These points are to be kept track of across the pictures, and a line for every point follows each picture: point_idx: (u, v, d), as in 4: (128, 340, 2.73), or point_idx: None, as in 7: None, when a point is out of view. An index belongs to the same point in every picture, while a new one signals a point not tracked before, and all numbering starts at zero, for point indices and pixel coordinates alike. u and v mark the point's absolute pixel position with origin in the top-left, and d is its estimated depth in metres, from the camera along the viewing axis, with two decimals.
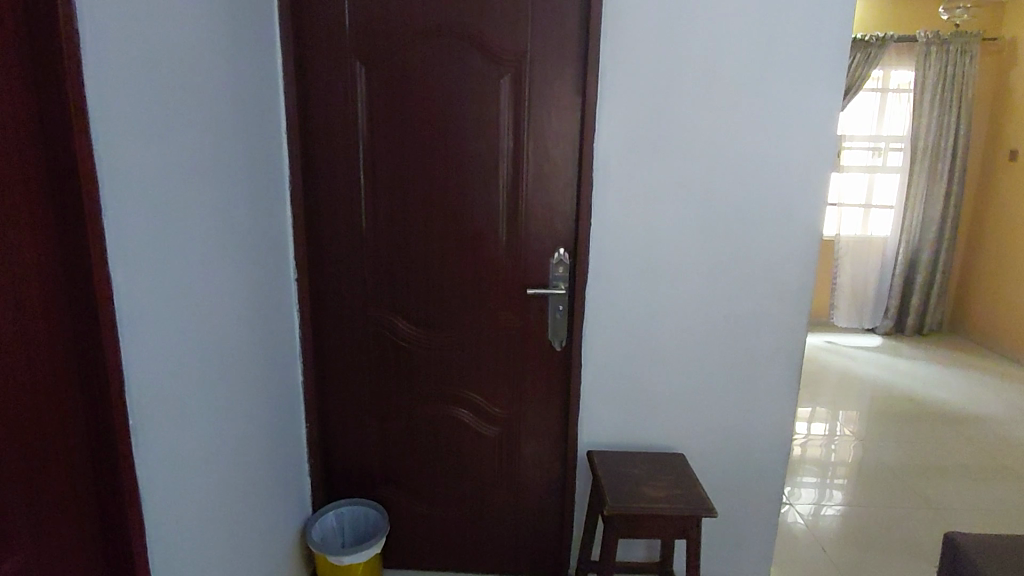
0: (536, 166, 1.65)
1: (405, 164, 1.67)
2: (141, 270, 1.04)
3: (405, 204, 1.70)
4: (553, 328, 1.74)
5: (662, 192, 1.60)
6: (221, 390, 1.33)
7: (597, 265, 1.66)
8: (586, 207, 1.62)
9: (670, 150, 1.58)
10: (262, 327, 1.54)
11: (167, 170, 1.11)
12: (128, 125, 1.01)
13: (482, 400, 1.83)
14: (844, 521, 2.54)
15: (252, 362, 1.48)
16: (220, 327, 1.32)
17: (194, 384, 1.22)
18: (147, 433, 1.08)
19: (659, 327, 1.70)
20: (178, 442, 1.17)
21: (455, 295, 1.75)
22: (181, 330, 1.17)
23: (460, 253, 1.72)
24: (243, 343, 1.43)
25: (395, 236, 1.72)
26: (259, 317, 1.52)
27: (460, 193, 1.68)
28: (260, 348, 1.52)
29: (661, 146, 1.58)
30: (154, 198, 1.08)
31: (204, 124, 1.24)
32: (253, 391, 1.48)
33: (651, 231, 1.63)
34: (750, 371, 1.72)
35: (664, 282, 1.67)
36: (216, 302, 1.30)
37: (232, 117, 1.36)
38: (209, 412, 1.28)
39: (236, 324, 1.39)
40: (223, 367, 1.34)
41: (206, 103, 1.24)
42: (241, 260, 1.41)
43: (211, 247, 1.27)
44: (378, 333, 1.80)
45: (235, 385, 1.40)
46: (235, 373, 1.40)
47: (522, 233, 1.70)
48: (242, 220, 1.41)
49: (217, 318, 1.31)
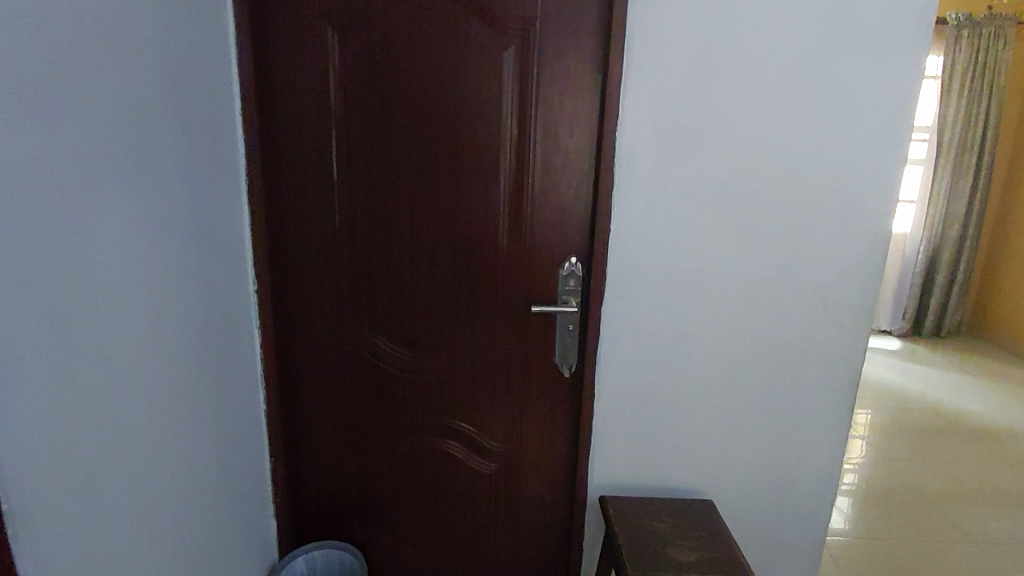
0: (545, 159, 1.37)
1: (386, 155, 1.39)
2: (39, 301, 0.75)
3: (387, 203, 1.42)
4: (562, 352, 1.47)
5: (699, 193, 1.33)
6: (154, 438, 1.06)
7: (616, 278, 1.39)
8: (605, 210, 1.34)
9: (710, 144, 1.30)
10: (210, 354, 1.26)
11: (83, 160, 0.82)
12: (26, 98, 0.72)
13: (477, 431, 1.57)
14: (853, 540, 2.35)
15: (197, 397, 1.21)
16: (149, 361, 1.04)
17: (127, 437, 0.95)
18: (51, 518, 0.79)
19: (688, 352, 1.43)
20: (102, 518, 0.89)
21: (447, 311, 1.48)
22: (103, 375, 0.88)
23: (453, 262, 1.45)
24: (185, 374, 1.16)
25: (374, 240, 1.44)
26: (207, 341, 1.25)
27: (453, 191, 1.40)
28: (207, 380, 1.25)
29: (700, 138, 1.30)
30: (64, 197, 0.79)
31: (134, 101, 0.95)
32: (196, 431, 1.21)
33: (683, 240, 1.36)
34: (796, 405, 1.45)
35: (698, 300, 1.40)
36: (150, 330, 1.02)
37: (170, 92, 1.06)
38: (141, 470, 1.01)
39: (173, 354, 1.12)
40: (157, 411, 1.06)
41: (138, 76, 0.96)
42: (182, 273, 1.13)
43: (139, 263, 0.99)
44: (354, 354, 1.53)
45: (175, 428, 1.12)
46: (175, 414, 1.12)
47: (527, 240, 1.42)
48: (182, 222, 1.12)
49: (145, 350, 1.03)
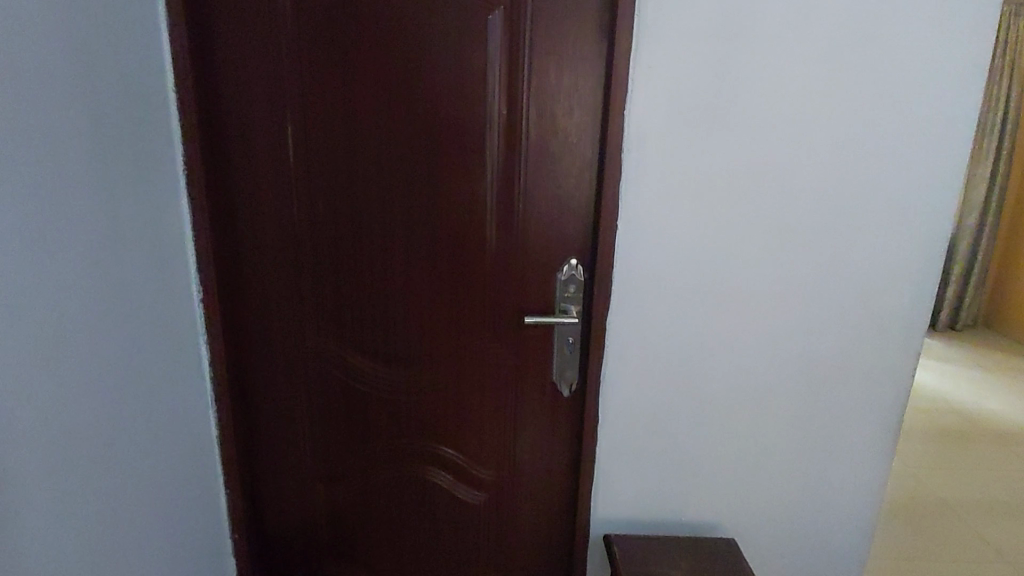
0: (538, 143, 1.16)
1: (351, 139, 1.18)
2: None
3: (353, 196, 1.21)
4: (560, 369, 1.27)
5: (722, 183, 1.12)
6: (73, 492, 0.86)
7: (624, 285, 1.18)
8: (610, 204, 1.13)
9: (736, 125, 1.09)
10: (143, 381, 1.06)
11: None
12: None
13: (463, 457, 1.37)
14: (878, 556, 2.17)
15: (128, 436, 1.01)
16: (62, 399, 0.83)
17: (10, 513, 0.73)
18: None
19: (707, 369, 1.23)
20: None
21: (426, 322, 1.27)
22: None
23: (432, 265, 1.24)
24: (110, 408, 0.95)
25: (340, 239, 1.23)
26: (137, 366, 1.04)
27: (430, 182, 1.19)
28: (141, 412, 1.04)
29: (725, 118, 1.08)
30: None
31: (18, 69, 0.74)
32: (130, 473, 1.01)
33: (704, 238, 1.15)
34: (833, 428, 1.26)
35: (719, 309, 1.19)
36: (50, 364, 0.81)
37: (75, 63, 0.85)
38: (47, 543, 0.81)
39: (96, 386, 0.91)
40: (71, 465, 0.85)
41: (23, 38, 0.75)
42: (100, 286, 0.92)
43: (37, 278, 0.78)
44: (320, 370, 1.32)
45: (99, 475, 0.92)
46: (98, 464, 0.91)
47: (519, 240, 1.21)
48: (99, 224, 0.91)
49: (57, 385, 0.82)
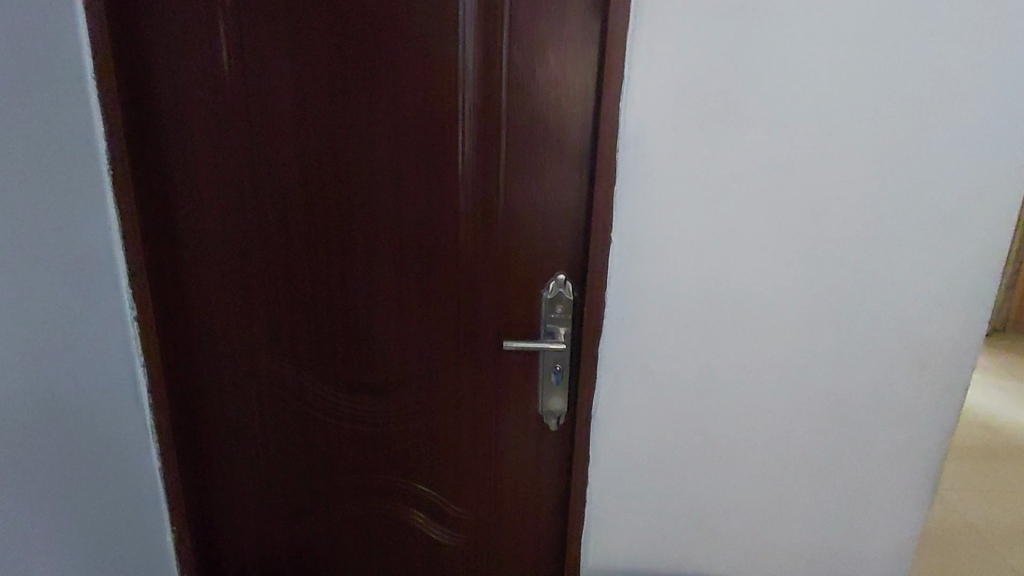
0: (519, 142, 0.99)
1: (303, 137, 1.02)
2: None
3: (307, 202, 1.05)
4: (546, 400, 1.11)
5: (736, 191, 0.95)
6: None
7: (619, 308, 1.02)
8: (603, 213, 0.97)
9: (754, 122, 0.91)
10: (61, 419, 0.90)
11: None
12: None
13: (437, 494, 1.22)
14: None
15: (39, 486, 0.86)
16: None
17: None
18: None
19: (715, 404, 1.06)
20: None
21: (394, 346, 1.12)
22: None
23: (399, 280, 1.08)
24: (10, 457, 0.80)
25: (293, 251, 1.08)
26: (54, 403, 0.89)
27: (394, 186, 1.03)
28: (57, 456, 0.89)
29: (740, 114, 0.91)
30: None
31: None
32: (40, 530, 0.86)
33: (714, 254, 0.98)
34: (863, 473, 1.08)
35: (731, 336, 1.02)
36: None
37: None
38: None
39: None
40: None
41: None
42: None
43: None
44: (275, 398, 1.17)
45: None
46: None
47: (499, 254, 1.05)
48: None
49: None
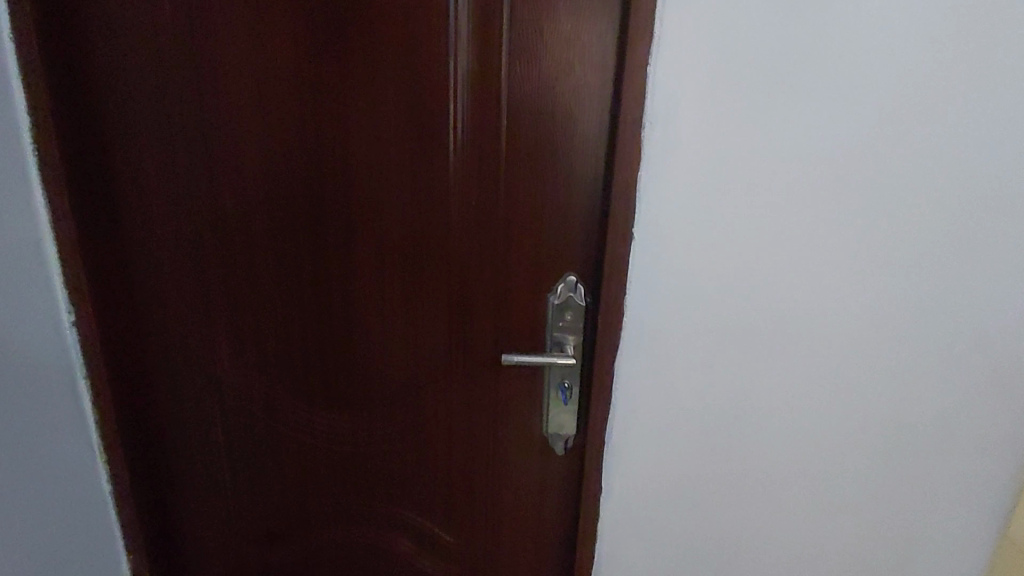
0: (525, 119, 0.83)
1: (267, 113, 0.86)
2: None
3: (272, 189, 0.89)
4: (552, 420, 0.96)
5: (785, 184, 0.78)
6: None
7: (640, 317, 0.86)
8: (624, 205, 0.81)
9: (811, 100, 0.74)
10: None
11: None
12: None
13: (427, 520, 1.07)
14: None
15: None
16: None
17: None
18: None
19: (750, 429, 0.91)
20: None
21: (375, 355, 0.96)
22: None
23: (380, 280, 0.92)
24: None
25: (258, 245, 0.92)
26: None
27: (374, 171, 0.87)
28: None
29: (796, 90, 0.74)
30: None
31: None
32: None
33: (756, 259, 0.81)
34: (922, 514, 0.93)
35: (772, 355, 0.86)
36: None
37: None
38: None
39: None
40: None
41: None
42: None
43: None
44: (240, 413, 1.01)
45: None
46: None
47: (499, 252, 0.90)
48: None
49: None
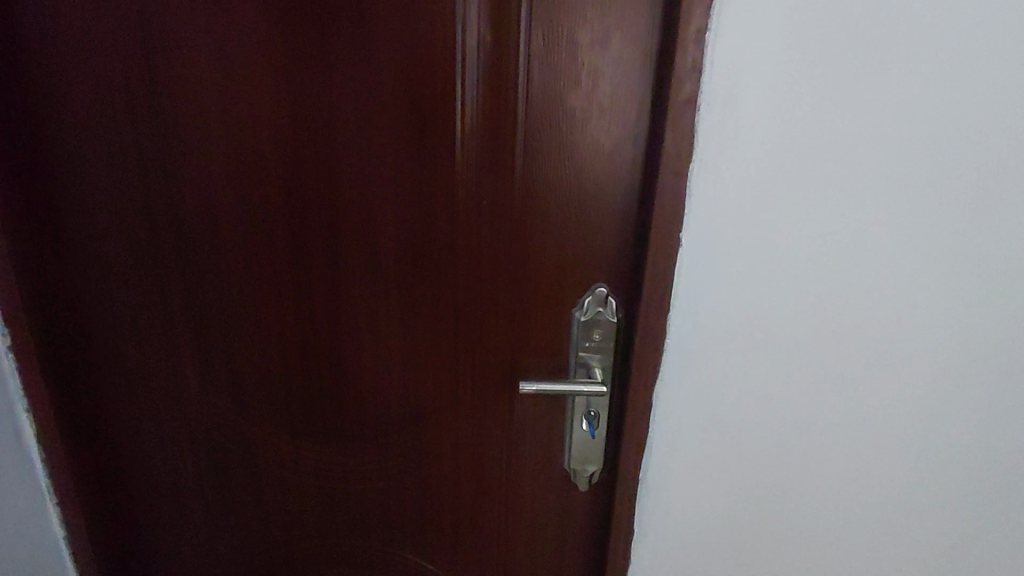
0: (546, 105, 0.68)
1: (233, 98, 0.71)
2: None
3: (243, 189, 0.74)
4: (576, 455, 0.82)
5: (866, 178, 0.64)
6: None
7: (683, 336, 0.72)
8: (671, 205, 0.66)
9: (904, 75, 0.60)
10: None
11: None
12: None
13: (430, 563, 0.93)
14: None
15: None
16: None
17: None
18: None
19: (806, 460, 0.78)
20: None
21: (369, 380, 0.82)
22: None
23: (374, 294, 0.78)
24: None
25: (228, 255, 0.77)
26: None
27: (363, 169, 0.72)
28: None
29: (886, 64, 0.60)
30: None
31: None
32: None
33: (826, 266, 0.68)
34: (999, 549, 0.81)
35: (839, 378, 0.73)
36: None
37: None
38: None
39: None
40: None
41: None
42: None
43: None
44: (212, 446, 0.87)
45: None
46: None
47: (514, 263, 0.75)
48: None
49: None
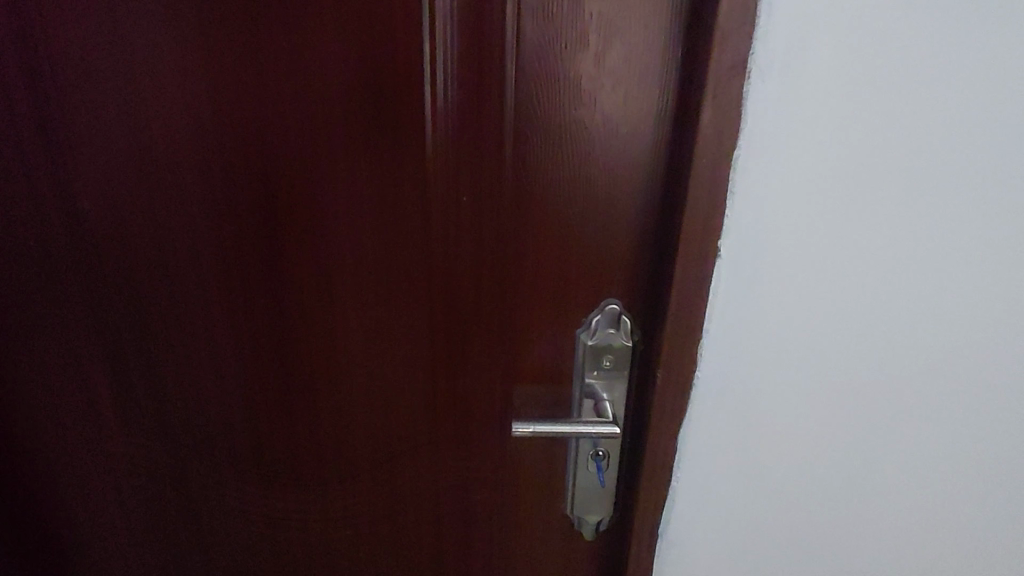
0: (543, 77, 0.53)
1: (136, 71, 0.55)
2: None
3: (160, 188, 0.59)
4: (579, 500, 0.68)
5: (954, 163, 0.50)
6: None
7: (715, 367, 0.58)
8: (707, 201, 0.51)
9: (1011, 29, 0.46)
10: None
11: None
12: None
13: None
14: None
15: None
16: None
17: None
18: None
19: (854, 503, 0.65)
20: None
21: (327, 410, 0.67)
22: None
23: (330, 310, 0.63)
24: None
25: (148, 264, 0.63)
26: None
27: (310, 162, 0.57)
28: None
29: (991, 17, 0.46)
30: None
31: None
32: None
33: (898, 275, 0.54)
34: None
35: (903, 406, 0.60)
36: None
37: None
38: None
39: None
40: None
41: None
42: None
43: None
44: (150, 484, 0.74)
45: None
46: None
47: (503, 276, 0.60)
48: None
49: None
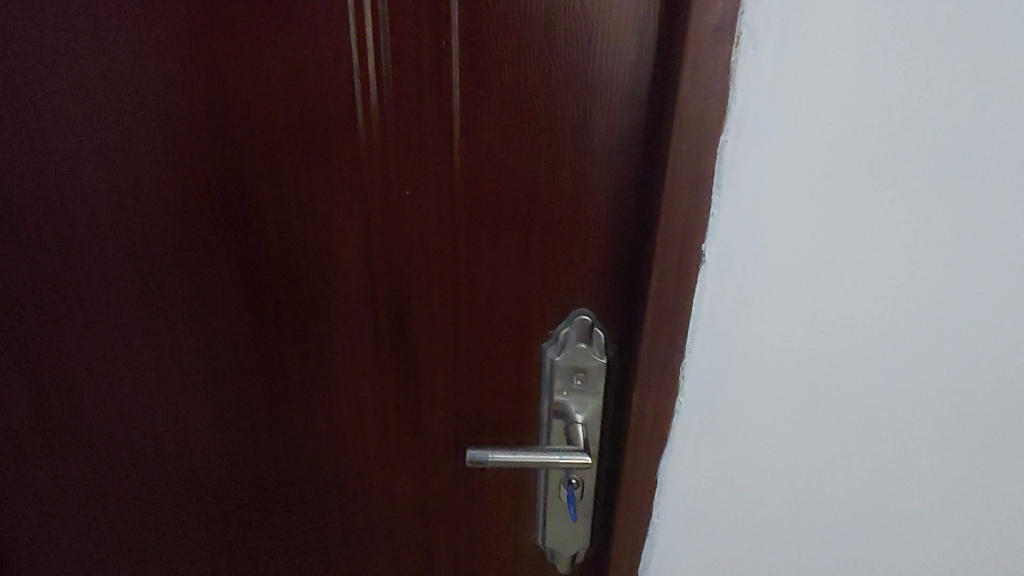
0: (495, 57, 0.45)
1: (19, 51, 0.47)
2: None
3: (60, 187, 0.51)
4: (551, 533, 0.61)
5: (986, 156, 0.42)
6: None
7: (701, 391, 0.50)
8: (688, 200, 0.42)
9: None
10: None
11: None
12: None
13: None
14: None
15: None
16: None
17: None
18: None
19: (863, 542, 0.57)
20: None
21: (266, 434, 0.60)
22: None
23: (263, 322, 0.55)
24: None
25: (53, 275, 0.55)
26: None
27: (232, 157, 0.49)
28: None
29: None
30: None
31: None
32: None
33: (915, 286, 0.46)
34: None
35: (919, 438, 0.52)
36: None
37: None
38: None
39: None
40: None
41: None
42: None
43: None
44: (76, 516, 0.67)
45: None
46: None
47: (457, 284, 0.52)
48: None
49: None
